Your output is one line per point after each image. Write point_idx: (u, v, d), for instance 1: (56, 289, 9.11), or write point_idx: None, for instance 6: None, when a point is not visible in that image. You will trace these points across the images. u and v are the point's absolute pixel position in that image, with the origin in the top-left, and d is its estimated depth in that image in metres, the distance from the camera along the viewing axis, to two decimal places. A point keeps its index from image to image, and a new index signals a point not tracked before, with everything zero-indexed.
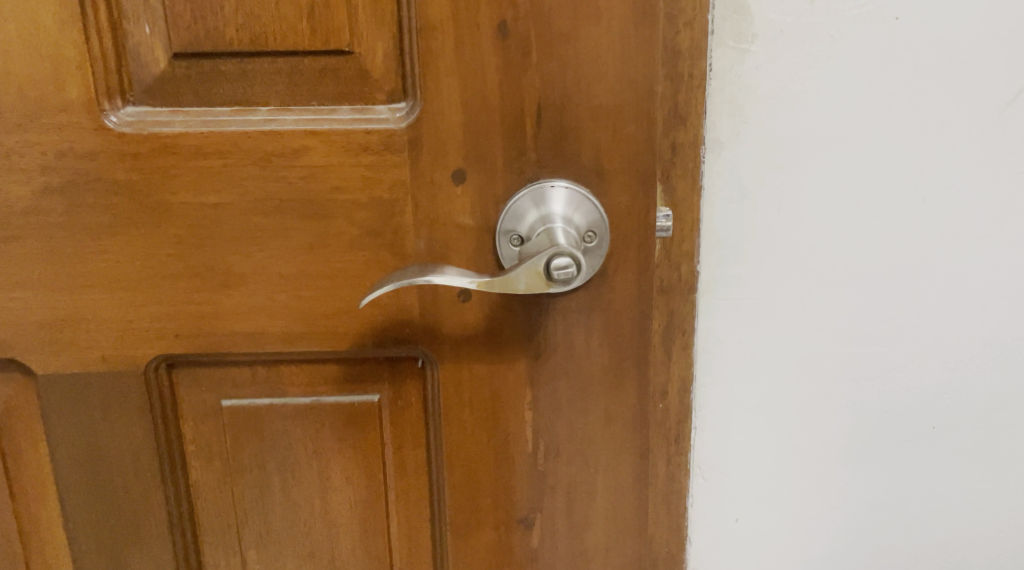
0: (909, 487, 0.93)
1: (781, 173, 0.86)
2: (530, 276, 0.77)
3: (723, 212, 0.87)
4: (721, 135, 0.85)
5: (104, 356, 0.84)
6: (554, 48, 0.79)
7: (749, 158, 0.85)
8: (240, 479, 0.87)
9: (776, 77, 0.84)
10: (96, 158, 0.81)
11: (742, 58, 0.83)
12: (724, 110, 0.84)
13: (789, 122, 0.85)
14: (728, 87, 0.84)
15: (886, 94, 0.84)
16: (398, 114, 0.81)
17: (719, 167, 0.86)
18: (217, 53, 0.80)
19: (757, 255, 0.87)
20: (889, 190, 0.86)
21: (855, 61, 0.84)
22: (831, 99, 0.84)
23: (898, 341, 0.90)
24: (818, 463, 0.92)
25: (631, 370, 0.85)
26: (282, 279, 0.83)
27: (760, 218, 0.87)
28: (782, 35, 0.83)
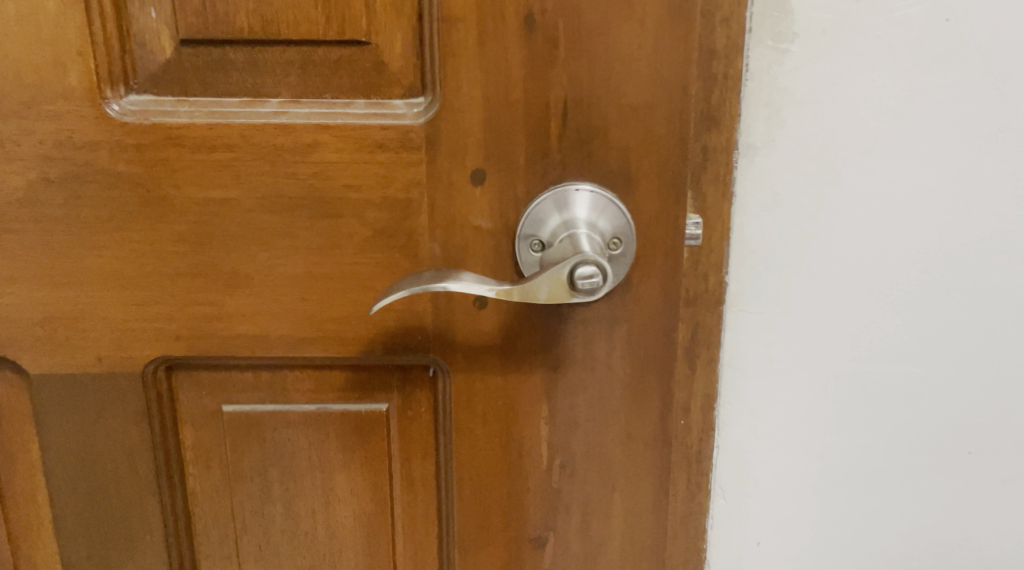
0: (939, 513, 0.89)
1: (818, 181, 0.81)
2: (552, 285, 0.73)
3: (754, 221, 0.82)
4: (755, 140, 0.80)
5: (102, 356, 0.80)
6: (583, 42, 0.74)
7: (786, 164, 0.81)
8: (241, 488, 0.83)
9: (815, 79, 0.79)
10: (96, 148, 0.76)
11: (781, 59, 0.79)
12: (761, 113, 0.80)
13: (828, 127, 0.80)
14: (766, 89, 0.80)
15: (932, 101, 0.80)
16: (415, 110, 0.76)
17: (752, 173, 0.81)
18: (226, 40, 0.75)
19: (790, 267, 0.83)
20: (930, 202, 0.82)
21: (900, 65, 0.79)
22: (874, 104, 0.80)
23: (934, 360, 0.85)
24: (846, 486, 0.88)
25: (654, 385, 0.80)
26: (289, 281, 0.78)
27: (793, 228, 0.82)
28: (825, 35, 0.79)
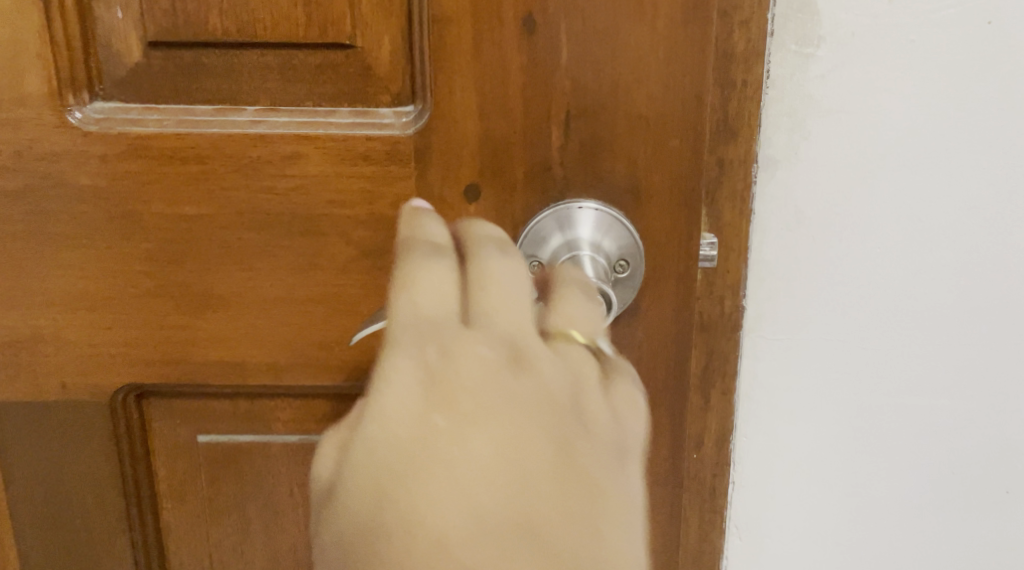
0: (973, 555, 0.82)
1: (845, 198, 0.75)
2: None
3: (775, 240, 0.75)
4: (776, 152, 0.74)
5: (65, 384, 0.74)
6: (587, 46, 0.68)
7: (809, 179, 0.74)
8: (218, 523, 0.78)
9: (843, 87, 0.72)
10: (58, 160, 0.70)
11: (805, 64, 0.72)
12: (783, 123, 0.73)
13: (856, 139, 0.73)
14: (788, 97, 0.73)
15: (972, 111, 0.73)
16: (404, 119, 0.70)
17: (773, 188, 0.74)
18: (198, 42, 0.69)
19: (814, 290, 0.76)
20: (969, 220, 0.75)
21: (937, 71, 0.72)
22: (908, 113, 0.73)
23: (970, 393, 0.78)
24: (871, 526, 0.82)
25: (663, 418, 0.74)
26: (267, 303, 0.72)
27: (817, 248, 0.75)
28: (854, 39, 0.72)
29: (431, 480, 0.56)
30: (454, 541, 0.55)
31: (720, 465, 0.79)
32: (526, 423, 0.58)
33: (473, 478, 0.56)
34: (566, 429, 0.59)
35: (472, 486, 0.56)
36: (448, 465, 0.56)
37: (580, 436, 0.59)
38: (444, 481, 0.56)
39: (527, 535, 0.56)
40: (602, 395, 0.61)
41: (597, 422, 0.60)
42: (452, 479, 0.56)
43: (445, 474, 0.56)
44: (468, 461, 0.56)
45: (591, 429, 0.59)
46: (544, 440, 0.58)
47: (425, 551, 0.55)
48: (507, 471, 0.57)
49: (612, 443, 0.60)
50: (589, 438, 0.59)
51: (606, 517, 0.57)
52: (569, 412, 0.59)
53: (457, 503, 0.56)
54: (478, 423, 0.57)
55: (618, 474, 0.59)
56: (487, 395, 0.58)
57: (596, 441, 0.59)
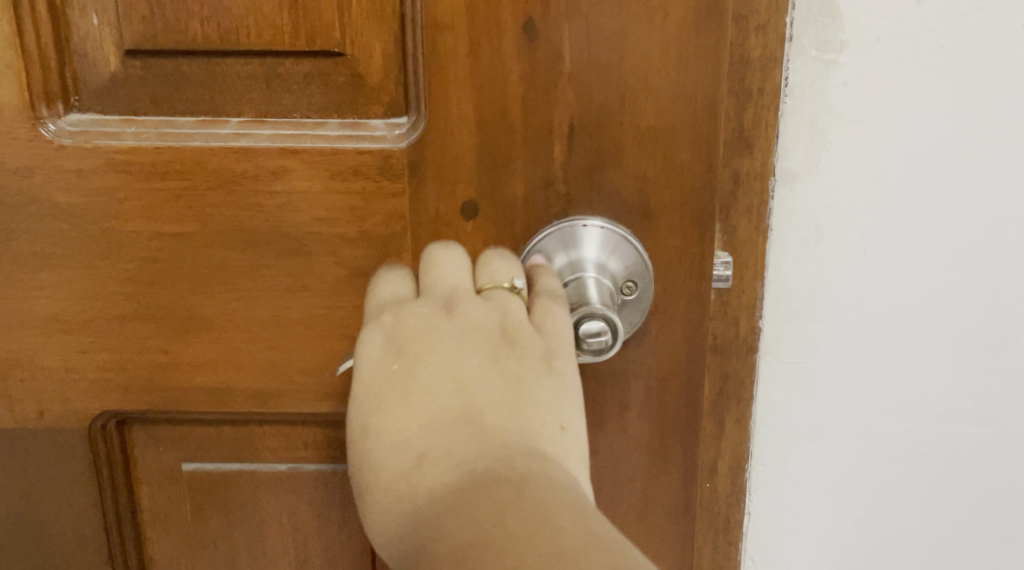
0: None
1: (869, 214, 0.70)
2: None
3: (794, 258, 0.71)
4: (796, 165, 0.69)
5: (43, 411, 0.70)
6: (592, 53, 0.64)
7: (831, 194, 0.70)
8: (204, 554, 0.74)
9: (867, 95, 0.68)
10: (31, 175, 0.66)
11: (827, 71, 0.67)
12: (802, 134, 0.69)
13: (881, 150, 0.69)
14: (809, 106, 0.68)
15: (1007, 121, 0.68)
16: (396, 131, 0.65)
17: (792, 204, 0.70)
18: (178, 50, 0.65)
19: (835, 312, 0.72)
20: (1003, 238, 0.70)
21: (969, 79, 0.67)
22: (938, 123, 0.68)
23: (1003, 421, 0.73)
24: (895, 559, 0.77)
25: (676, 448, 0.70)
26: (252, 327, 0.68)
27: (839, 267, 0.71)
28: (879, 44, 0.67)
29: (388, 419, 0.58)
30: (413, 457, 0.57)
31: (735, 495, 0.74)
32: (463, 350, 0.59)
33: (423, 406, 0.58)
34: (502, 350, 0.60)
35: (422, 412, 0.58)
36: (399, 401, 0.58)
37: (514, 355, 0.59)
38: (396, 415, 0.58)
39: (472, 433, 0.56)
40: (531, 324, 0.61)
41: (532, 340, 0.60)
42: (397, 410, 0.58)
43: (400, 408, 0.58)
44: (417, 393, 0.58)
45: (527, 348, 0.60)
46: (475, 359, 0.59)
47: (394, 477, 0.57)
48: (450, 393, 0.58)
49: (548, 355, 0.60)
50: (525, 354, 0.60)
51: (550, 417, 0.58)
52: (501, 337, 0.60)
53: (404, 429, 0.58)
54: (420, 357, 0.59)
55: (557, 382, 0.59)
56: (425, 335, 0.60)
57: (531, 354, 0.60)
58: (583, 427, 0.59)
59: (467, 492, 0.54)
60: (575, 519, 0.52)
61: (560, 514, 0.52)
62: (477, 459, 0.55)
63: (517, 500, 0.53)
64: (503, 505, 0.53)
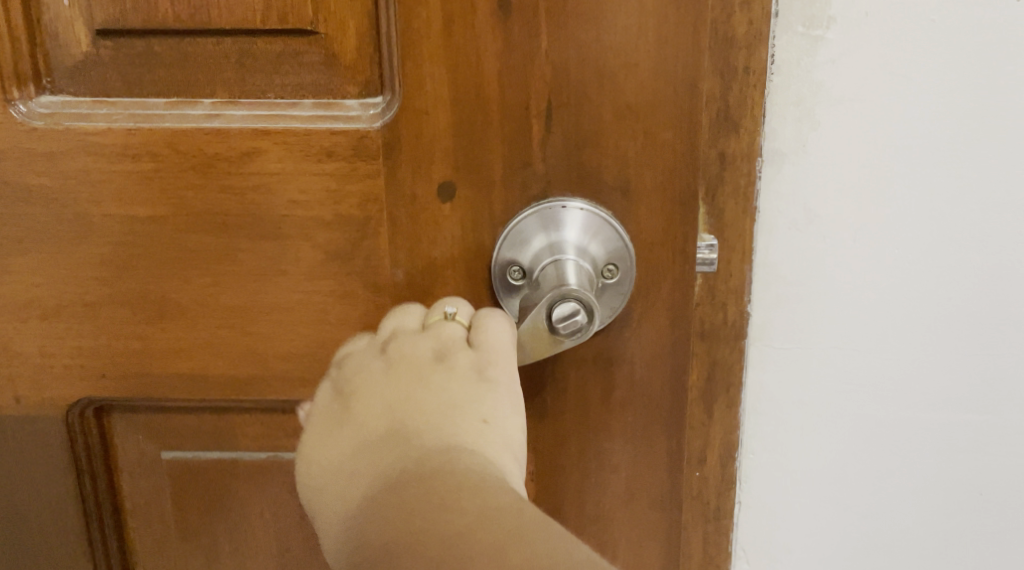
0: None
1: (859, 196, 0.69)
2: (531, 338, 0.60)
3: (782, 240, 0.70)
4: (782, 145, 0.68)
5: (19, 397, 0.69)
6: (572, 30, 0.63)
7: (820, 174, 0.68)
8: (185, 546, 0.72)
9: (854, 74, 0.66)
10: (4, 158, 0.65)
11: (814, 49, 0.66)
12: (790, 113, 0.67)
13: (869, 131, 0.67)
14: (796, 84, 0.67)
15: (998, 99, 0.66)
16: (371, 111, 0.64)
17: (780, 185, 0.69)
18: (149, 30, 0.64)
19: (825, 297, 0.71)
20: (994, 220, 0.68)
21: (959, 56, 0.66)
22: (928, 103, 0.67)
23: (996, 407, 0.72)
24: (889, 548, 0.76)
25: (660, 437, 0.68)
26: (227, 313, 0.66)
27: (829, 250, 0.70)
28: (867, 20, 0.66)
29: (331, 456, 0.62)
30: (351, 482, 0.60)
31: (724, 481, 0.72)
32: (396, 380, 0.62)
33: (359, 438, 0.61)
34: (434, 368, 0.62)
35: (358, 443, 0.61)
36: (340, 440, 0.62)
37: (444, 372, 0.61)
38: (338, 451, 0.62)
39: (400, 451, 0.59)
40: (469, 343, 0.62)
41: (464, 355, 0.61)
42: (339, 447, 0.62)
43: (338, 443, 0.62)
44: (354, 429, 0.61)
45: (458, 362, 0.61)
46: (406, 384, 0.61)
47: (337, 502, 0.60)
48: (382, 421, 0.61)
49: (477, 366, 0.61)
50: (455, 369, 0.61)
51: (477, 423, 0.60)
52: (431, 357, 0.61)
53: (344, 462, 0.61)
54: (358, 393, 0.62)
55: (486, 387, 0.61)
56: (361, 373, 0.62)
57: (459, 368, 0.61)
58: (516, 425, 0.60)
59: (388, 508, 0.57)
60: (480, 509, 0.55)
61: (467, 502, 0.55)
62: (400, 471, 0.58)
63: (429, 505, 0.56)
64: (413, 505, 0.56)
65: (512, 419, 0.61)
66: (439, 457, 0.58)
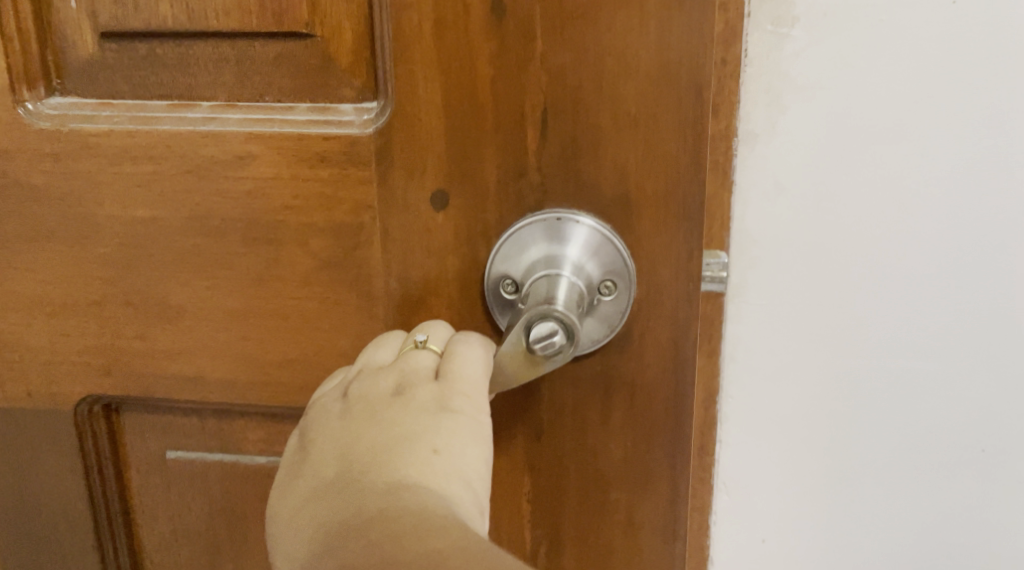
0: (959, 522, 0.78)
1: (827, 167, 0.71)
2: (512, 359, 0.58)
3: (757, 210, 0.73)
4: (756, 127, 0.71)
5: (30, 392, 0.70)
6: (568, 31, 0.60)
7: (791, 155, 0.72)
8: (187, 545, 0.72)
9: (820, 62, 0.69)
10: (14, 158, 0.66)
11: (780, 44, 0.70)
12: (761, 100, 0.71)
13: (828, 112, 0.70)
14: (765, 75, 0.70)
15: (965, 84, 0.69)
16: (365, 117, 0.63)
17: (754, 162, 0.72)
18: (151, 32, 0.64)
19: (791, 255, 0.74)
20: (942, 186, 0.71)
21: (903, 45, 0.69)
22: (879, 80, 0.69)
23: (952, 359, 0.74)
24: (852, 492, 0.78)
25: (660, 462, 0.66)
26: (224, 316, 0.66)
27: (796, 215, 0.73)
28: (828, 19, 0.69)
29: (287, 510, 0.58)
30: (303, 544, 0.56)
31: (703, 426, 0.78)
32: (351, 418, 0.59)
33: (310, 486, 0.57)
34: (390, 400, 0.58)
35: (307, 491, 0.57)
36: (293, 489, 0.58)
37: (401, 403, 0.58)
38: (293, 504, 0.58)
39: (348, 505, 0.55)
40: (434, 371, 0.59)
41: (424, 385, 0.59)
42: (292, 499, 0.58)
43: (289, 488, 0.58)
44: (308, 476, 0.58)
45: (417, 393, 0.58)
46: (359, 421, 0.58)
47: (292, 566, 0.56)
48: (333, 466, 0.57)
49: (437, 396, 0.58)
50: (413, 400, 0.58)
51: (431, 453, 0.56)
52: (390, 390, 0.59)
53: (297, 519, 0.57)
54: (314, 427, 0.60)
55: (444, 416, 0.57)
56: (321, 412, 0.60)
57: (416, 400, 0.58)
58: (479, 452, 0.57)
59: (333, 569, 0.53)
60: (421, 545, 0.52)
61: (407, 542, 0.52)
62: (346, 526, 0.54)
63: (371, 551, 0.52)
64: (357, 551, 0.53)
65: (471, 448, 0.57)
66: (384, 496, 0.54)
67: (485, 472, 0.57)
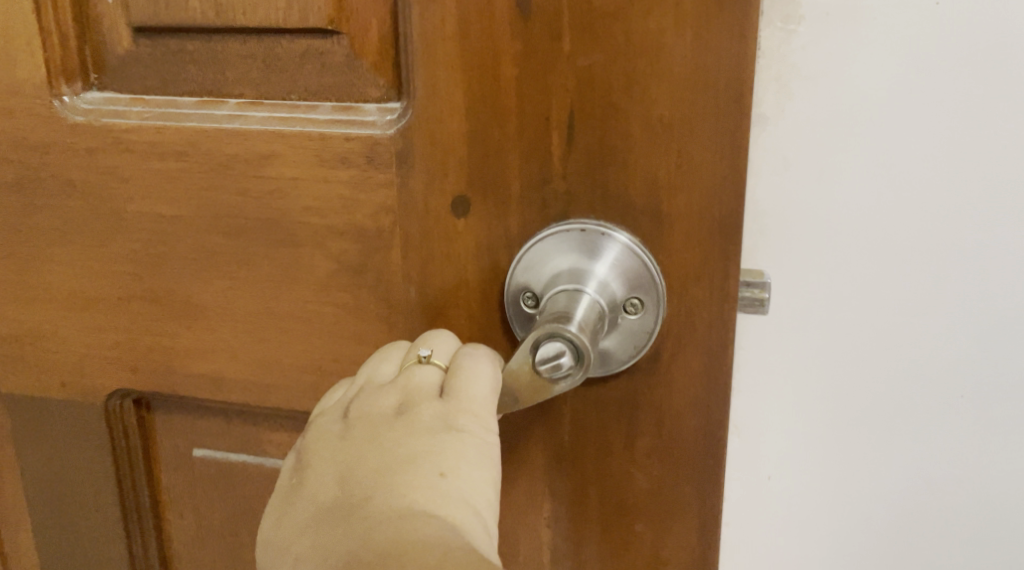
0: (936, 491, 0.79)
1: (833, 150, 0.73)
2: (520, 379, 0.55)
3: (767, 184, 0.74)
4: (767, 111, 0.73)
5: (64, 383, 0.70)
6: (595, 29, 0.57)
7: (800, 137, 0.73)
8: (213, 544, 0.72)
9: (827, 53, 0.71)
10: (50, 152, 0.65)
11: (789, 40, 0.71)
12: (771, 87, 0.72)
13: (825, 99, 0.72)
14: (775, 64, 0.72)
15: (958, 75, 0.70)
16: (387, 118, 0.61)
17: (763, 144, 0.74)
18: (182, 28, 0.63)
19: (793, 227, 0.75)
20: (927, 170, 0.72)
21: (891, 42, 0.70)
22: (870, 72, 0.71)
23: (939, 337, 0.76)
24: (843, 462, 0.80)
25: (689, 492, 0.62)
26: (248, 316, 0.65)
27: (794, 194, 0.74)
28: (828, 19, 0.71)
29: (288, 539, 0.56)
30: None
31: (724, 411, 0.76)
32: (353, 440, 0.56)
33: (313, 515, 0.55)
34: (393, 421, 0.56)
35: (309, 516, 0.56)
36: (294, 516, 0.56)
37: (405, 424, 0.56)
38: (293, 533, 0.56)
39: (355, 539, 0.53)
40: (441, 388, 0.57)
41: (429, 404, 0.56)
42: (293, 528, 0.56)
43: (289, 512, 0.56)
44: (310, 502, 0.56)
45: (421, 413, 0.56)
46: (361, 443, 0.56)
47: None
48: (337, 493, 0.55)
49: (443, 415, 0.56)
50: (418, 421, 0.56)
51: (438, 478, 0.54)
52: (393, 410, 0.56)
53: (299, 550, 0.55)
54: (314, 447, 0.57)
55: (451, 438, 0.55)
56: (322, 432, 0.58)
57: (422, 420, 0.55)
58: (490, 474, 0.55)
59: None
60: None
61: None
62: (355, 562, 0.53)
63: None
64: None
65: (480, 470, 0.55)
66: (393, 528, 0.52)
67: (495, 495, 0.55)
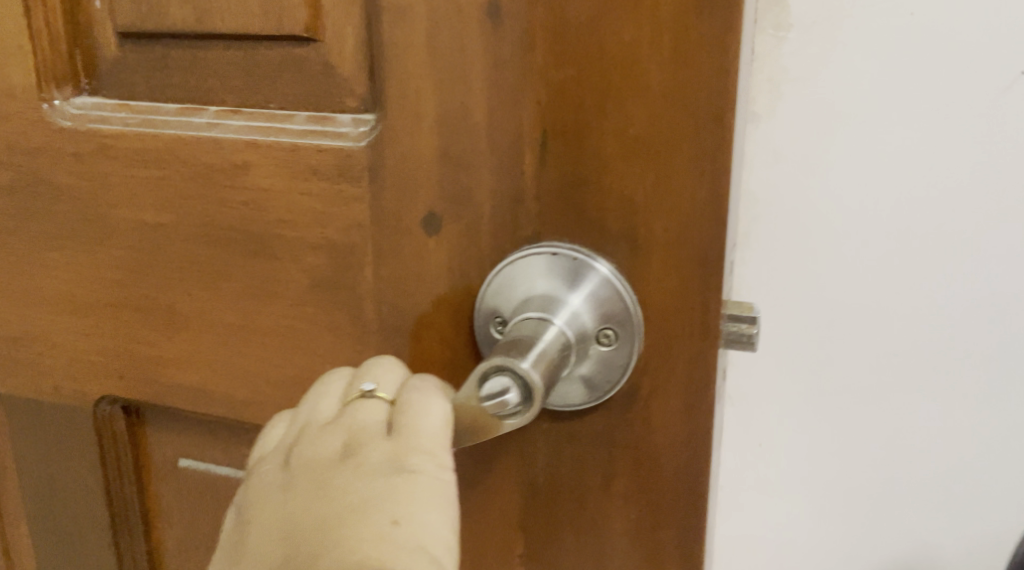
0: (911, 488, 0.79)
1: (825, 153, 0.73)
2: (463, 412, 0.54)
3: (757, 176, 0.74)
4: (757, 109, 0.73)
5: (57, 387, 0.69)
6: (568, 41, 0.53)
7: (789, 136, 0.73)
8: (198, 554, 0.71)
9: (813, 53, 0.71)
10: (39, 156, 0.65)
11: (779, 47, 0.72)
12: (762, 86, 0.73)
13: (813, 98, 0.72)
14: (765, 67, 0.72)
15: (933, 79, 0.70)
16: (359, 129, 0.58)
17: (753, 140, 0.74)
18: (164, 34, 0.62)
19: (779, 214, 0.75)
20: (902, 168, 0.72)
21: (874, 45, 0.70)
22: (850, 73, 0.71)
23: (918, 337, 0.75)
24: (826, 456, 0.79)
25: (668, 538, 0.58)
26: (226, 329, 0.64)
27: (777, 187, 0.74)
28: (816, 27, 0.71)
29: None
30: None
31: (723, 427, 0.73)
32: (296, 490, 0.54)
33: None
34: (338, 467, 0.53)
35: None
36: None
37: (349, 470, 0.53)
38: None
39: None
40: (390, 427, 0.54)
41: (375, 446, 0.53)
42: None
43: None
44: (254, 558, 0.53)
45: (366, 456, 0.53)
46: (304, 493, 0.53)
47: None
48: (280, 547, 0.53)
49: (390, 456, 0.53)
50: (363, 465, 0.53)
51: (390, 527, 0.51)
52: (337, 453, 0.54)
53: None
54: (257, 499, 0.55)
55: (400, 482, 0.52)
56: (265, 478, 0.55)
57: (368, 463, 0.53)
58: (445, 516, 0.52)
59: None
60: None
61: None
62: None
63: None
64: None
65: (433, 513, 0.52)
66: None
67: (454, 538, 0.52)
